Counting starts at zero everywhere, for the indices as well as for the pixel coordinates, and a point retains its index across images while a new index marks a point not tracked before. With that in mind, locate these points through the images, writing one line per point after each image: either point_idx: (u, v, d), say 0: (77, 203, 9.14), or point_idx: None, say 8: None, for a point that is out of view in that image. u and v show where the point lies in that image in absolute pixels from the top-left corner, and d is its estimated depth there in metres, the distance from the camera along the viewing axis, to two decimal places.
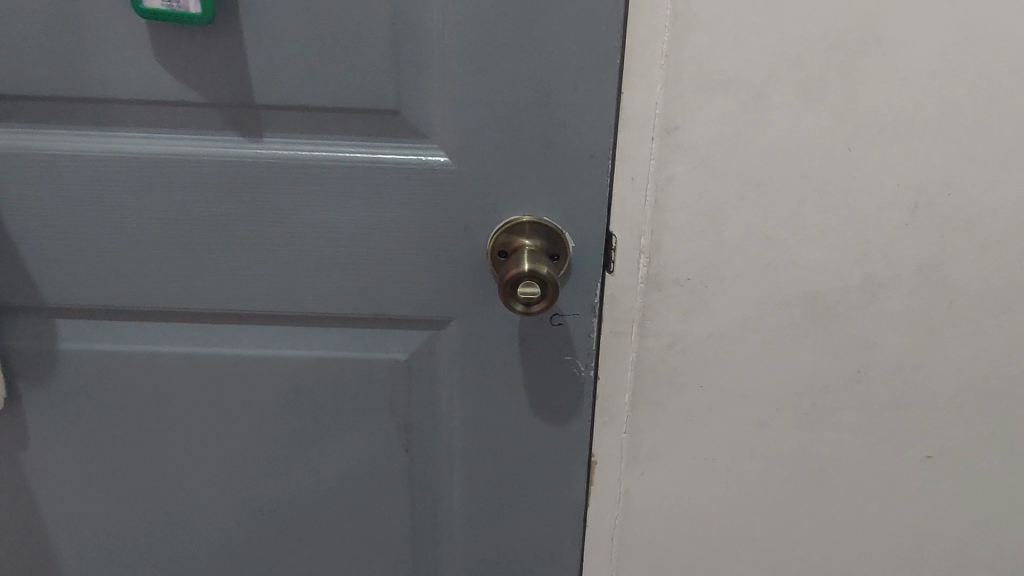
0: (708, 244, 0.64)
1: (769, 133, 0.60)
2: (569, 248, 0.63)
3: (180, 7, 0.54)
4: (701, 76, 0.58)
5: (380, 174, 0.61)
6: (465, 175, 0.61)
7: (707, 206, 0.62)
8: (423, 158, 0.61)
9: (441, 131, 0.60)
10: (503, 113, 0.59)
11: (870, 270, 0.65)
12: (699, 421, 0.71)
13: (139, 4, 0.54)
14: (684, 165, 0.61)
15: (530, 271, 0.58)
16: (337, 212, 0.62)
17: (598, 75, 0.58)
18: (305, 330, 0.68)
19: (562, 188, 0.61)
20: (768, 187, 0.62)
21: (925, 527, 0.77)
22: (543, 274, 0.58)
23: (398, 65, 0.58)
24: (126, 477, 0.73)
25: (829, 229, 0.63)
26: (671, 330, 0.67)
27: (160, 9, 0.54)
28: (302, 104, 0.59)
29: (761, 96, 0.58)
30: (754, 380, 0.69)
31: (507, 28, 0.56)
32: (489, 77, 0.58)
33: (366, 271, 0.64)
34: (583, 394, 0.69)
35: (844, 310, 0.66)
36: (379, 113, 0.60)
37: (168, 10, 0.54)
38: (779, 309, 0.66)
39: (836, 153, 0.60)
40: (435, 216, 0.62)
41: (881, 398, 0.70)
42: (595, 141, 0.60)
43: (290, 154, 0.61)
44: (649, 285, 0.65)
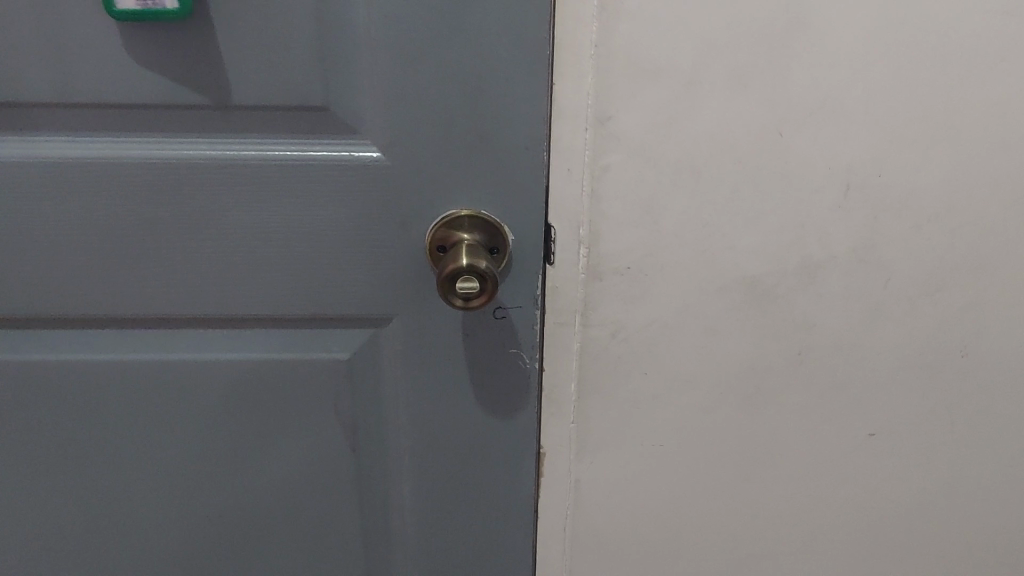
0: (646, 233, 0.64)
1: (702, 120, 0.60)
2: (509, 241, 0.63)
3: (156, 5, 0.53)
4: (631, 65, 0.58)
5: (314, 172, 0.60)
6: (399, 171, 0.60)
7: (643, 195, 0.62)
8: (355, 155, 0.60)
9: (373, 127, 0.59)
10: (436, 107, 0.58)
11: (807, 253, 0.65)
12: (645, 409, 0.71)
13: (112, 7, 0.53)
14: (618, 155, 0.61)
15: (468, 266, 0.58)
16: (271, 211, 0.61)
17: (530, 67, 0.57)
18: (244, 332, 0.67)
19: (499, 181, 0.61)
20: (703, 174, 0.62)
21: (872, 504, 0.77)
22: (481, 269, 0.58)
23: (326, 62, 0.57)
24: (67, 489, 0.72)
25: (765, 214, 0.64)
26: (613, 320, 0.67)
27: (136, 10, 0.54)
28: (230, 104, 0.58)
29: (692, 83, 0.59)
30: (697, 365, 0.70)
31: (435, 21, 0.56)
32: (420, 71, 0.57)
33: (304, 270, 0.64)
34: (529, 387, 0.69)
35: (783, 294, 0.67)
36: (309, 110, 0.59)
37: (144, 10, 0.54)
38: (720, 295, 0.67)
39: (768, 138, 0.61)
40: (371, 213, 0.62)
41: (823, 378, 0.71)
42: (530, 134, 0.60)
43: (220, 155, 0.60)
44: (590, 275, 0.65)
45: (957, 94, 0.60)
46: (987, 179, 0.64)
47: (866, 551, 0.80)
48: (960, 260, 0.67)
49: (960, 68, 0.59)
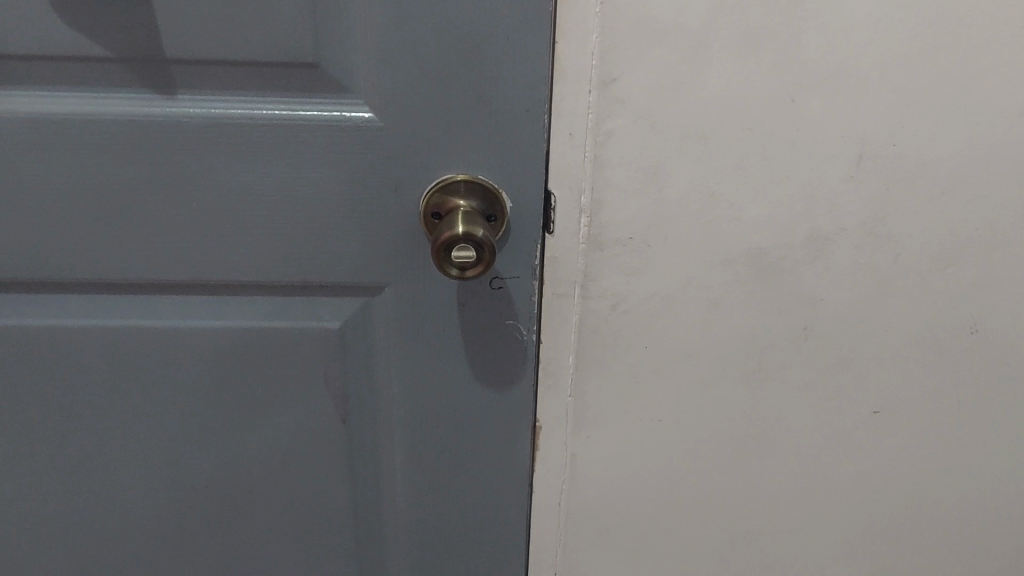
0: (650, 202, 0.61)
1: (710, 84, 0.57)
2: (507, 207, 0.60)
3: None
4: (638, 25, 0.55)
5: (304, 133, 0.57)
6: (393, 133, 0.58)
7: (647, 161, 0.60)
8: (347, 116, 0.57)
9: (367, 86, 0.56)
10: (433, 66, 0.56)
11: (816, 225, 0.63)
12: (645, 385, 0.69)
13: None
14: (623, 119, 0.58)
15: (465, 233, 0.56)
16: (260, 174, 0.59)
17: (532, 24, 0.54)
18: (231, 299, 0.64)
19: (497, 144, 0.58)
20: (710, 140, 0.59)
21: (874, 483, 0.76)
22: (479, 237, 0.56)
23: (318, 15, 0.54)
24: (49, 458, 0.70)
25: (773, 184, 0.61)
26: (613, 292, 0.65)
27: None
28: (214, 60, 0.55)
29: (701, 45, 0.56)
30: (700, 340, 0.67)
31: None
32: (417, 27, 0.54)
33: (294, 236, 0.61)
34: (526, 360, 0.67)
35: (789, 267, 0.65)
36: (298, 67, 0.56)
37: None
38: (724, 267, 0.64)
39: (779, 103, 0.58)
40: (364, 177, 0.59)
41: (829, 355, 0.69)
42: (530, 95, 0.57)
43: (205, 114, 0.57)
44: (590, 245, 0.63)
45: (977, 60, 0.58)
46: (1005, 149, 0.61)
47: (866, 531, 0.79)
48: (974, 234, 0.64)
49: (982, 33, 0.57)
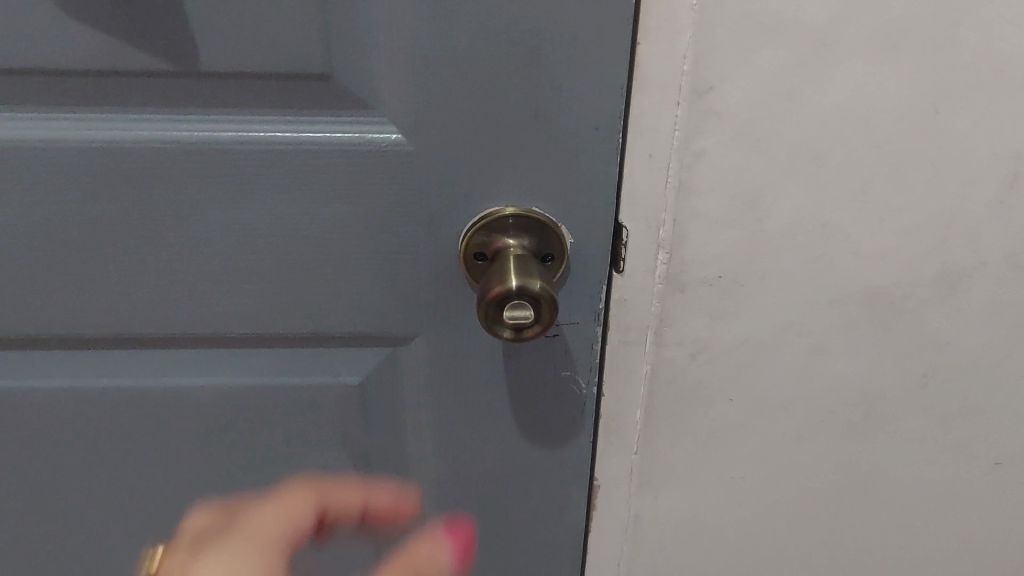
0: (746, 234, 0.49)
1: (831, 92, 0.45)
2: (565, 244, 0.48)
3: None
4: (746, 20, 0.42)
5: (310, 159, 0.45)
6: (426, 157, 0.45)
7: (745, 187, 0.47)
8: (367, 136, 0.45)
9: (391, 100, 0.44)
10: (478, 75, 0.43)
11: (950, 258, 0.51)
12: (725, 439, 0.57)
13: None
14: (718, 137, 0.46)
15: (520, 288, 0.44)
16: (258, 209, 0.47)
17: (609, 20, 0.41)
18: (227, 353, 0.53)
19: (556, 168, 0.46)
20: (826, 161, 0.47)
21: (989, 538, 0.64)
22: (538, 292, 0.44)
23: (328, 11, 0.41)
24: (23, 525, 0.60)
25: (900, 211, 0.49)
26: (694, 338, 0.53)
27: None
28: (193, 70, 0.43)
29: (825, 44, 0.43)
30: (795, 389, 0.55)
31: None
32: (458, 26, 0.41)
33: (301, 281, 0.49)
34: (584, 417, 0.55)
35: (912, 307, 0.52)
36: (303, 78, 0.43)
37: None
38: (832, 309, 0.52)
39: (918, 115, 0.46)
40: (390, 211, 0.47)
41: (949, 404, 0.57)
42: (602, 109, 0.44)
43: (184, 136, 0.44)
44: (669, 286, 0.51)
45: None
46: None
47: None
48: None
49: None
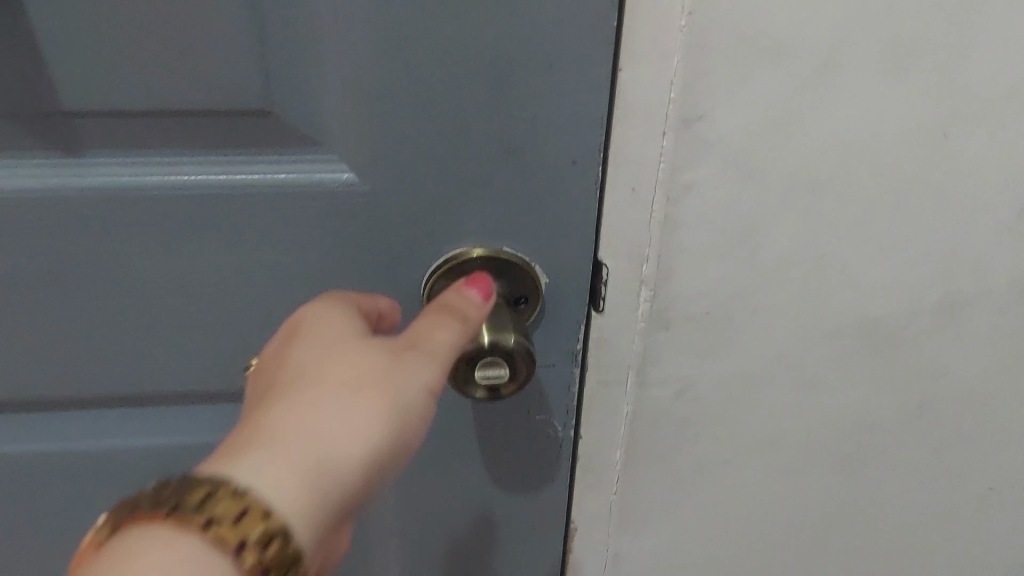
0: (737, 268, 0.45)
1: (833, 119, 0.40)
2: (539, 285, 0.44)
3: None
4: (741, 44, 0.37)
5: (248, 204, 0.40)
6: (382, 200, 0.40)
7: (736, 219, 0.43)
8: (314, 177, 0.39)
9: (341, 137, 0.38)
10: (440, 108, 0.38)
11: (953, 286, 0.47)
12: (710, 476, 0.54)
13: None
14: (708, 168, 0.41)
15: (493, 344, 0.39)
16: (193, 259, 0.41)
17: (589, 45, 0.37)
18: (168, 407, 0.48)
19: (527, 206, 0.41)
20: (825, 191, 0.43)
21: (979, 560, 0.61)
22: (514, 348, 0.39)
23: (266, 40, 0.36)
24: None
25: (901, 240, 0.45)
26: (680, 376, 0.49)
27: None
28: (112, 111, 0.37)
29: (828, 66, 0.39)
30: (784, 424, 0.52)
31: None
32: (416, 56, 0.36)
33: (245, 333, 0.44)
34: (560, 459, 0.51)
35: (911, 338, 0.49)
36: (240, 115, 0.38)
37: None
38: (827, 342, 0.48)
39: (924, 140, 0.42)
40: (342, 259, 0.42)
41: (944, 431, 0.53)
42: (580, 141, 0.39)
43: (104, 183, 0.39)
44: (653, 323, 0.47)
45: None
46: None
47: None
48: None
49: None
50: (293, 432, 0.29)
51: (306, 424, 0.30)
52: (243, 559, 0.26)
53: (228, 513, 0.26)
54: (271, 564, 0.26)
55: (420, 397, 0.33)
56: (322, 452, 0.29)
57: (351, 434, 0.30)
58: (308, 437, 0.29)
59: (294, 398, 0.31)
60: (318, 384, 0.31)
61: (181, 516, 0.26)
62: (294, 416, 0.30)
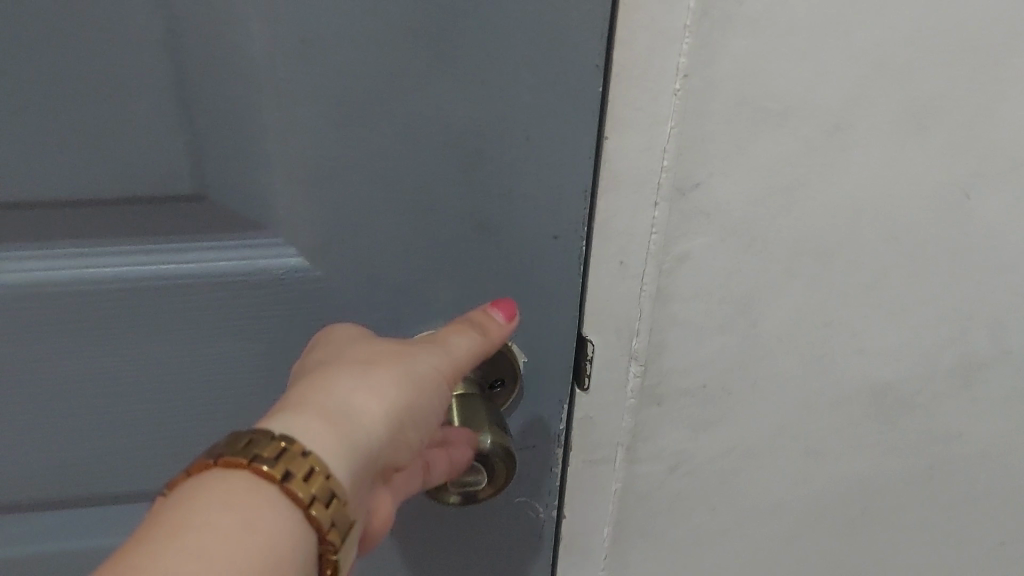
0: (736, 341, 0.41)
1: (843, 183, 0.36)
2: (516, 366, 0.39)
3: None
4: (743, 105, 0.33)
5: (178, 297, 0.35)
6: (336, 286, 0.35)
7: (736, 291, 0.39)
8: (256, 264, 0.34)
9: (286, 221, 0.33)
10: (400, 188, 0.33)
11: (968, 350, 0.43)
12: (705, 548, 0.49)
13: None
14: (705, 239, 0.37)
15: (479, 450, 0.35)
16: (121, 354, 0.36)
17: (573, 114, 0.32)
18: (93, 514, 0.42)
19: (501, 292, 0.36)
20: (833, 258, 0.38)
21: None
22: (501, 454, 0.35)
23: (194, 117, 0.31)
24: None
25: (915, 305, 0.41)
26: (672, 452, 0.44)
27: None
28: (12, 201, 0.32)
29: (840, 128, 0.34)
30: (785, 493, 0.47)
31: (402, 44, 0.29)
32: (372, 132, 0.31)
33: (184, 431, 0.39)
34: (541, 542, 0.46)
35: (921, 402, 0.45)
36: (164, 198, 0.32)
37: None
38: (831, 410, 0.44)
39: (943, 203, 0.37)
40: (292, 349, 0.37)
41: (953, 495, 0.49)
42: (562, 219, 0.34)
43: (11, 279, 0.34)
44: (643, 399, 0.42)
45: None
46: None
47: None
48: None
49: None
50: (316, 399, 0.28)
51: (329, 389, 0.29)
52: (291, 491, 0.25)
53: (272, 452, 0.25)
54: (318, 496, 0.25)
55: (433, 378, 0.31)
56: (347, 412, 0.28)
57: (374, 395, 0.29)
58: (332, 399, 0.28)
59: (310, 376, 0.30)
60: (338, 360, 0.30)
61: (226, 461, 0.25)
62: (315, 386, 0.29)
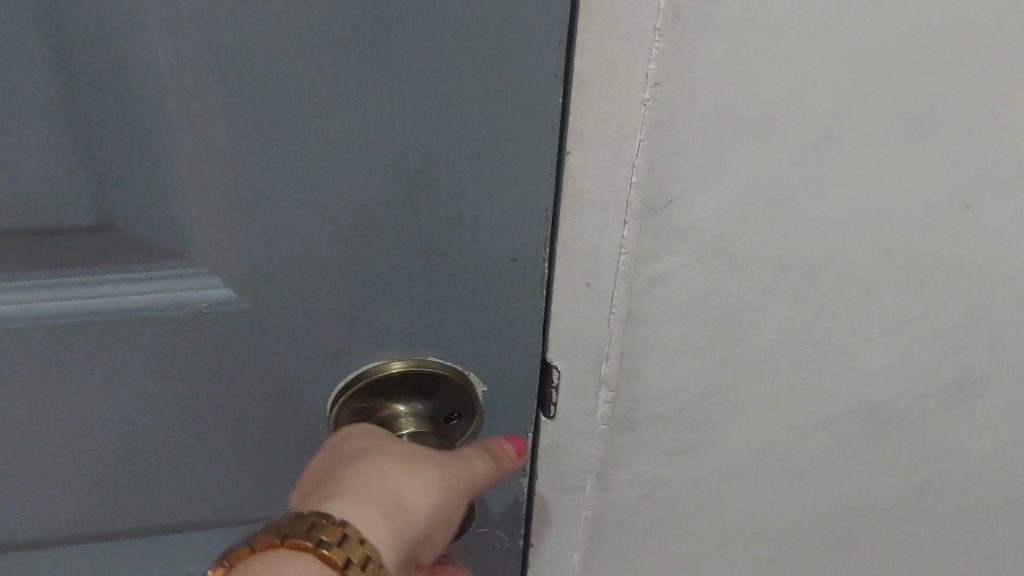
0: (715, 363, 0.37)
1: (832, 196, 0.32)
2: (475, 396, 0.34)
3: None
4: (720, 114, 0.29)
5: (90, 333, 0.31)
6: (270, 322, 0.31)
7: (714, 312, 0.35)
8: (174, 299, 0.30)
9: (211, 253, 0.29)
10: (334, 221, 0.29)
11: (965, 364, 0.40)
12: (685, 570, 0.46)
13: None
14: (680, 259, 0.33)
15: None
16: (33, 395, 0.33)
17: (530, 134, 0.28)
18: (22, 557, 0.39)
19: (455, 326, 0.32)
20: (821, 275, 0.35)
21: None
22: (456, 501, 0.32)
23: (94, 139, 0.27)
24: None
25: (910, 321, 0.37)
26: (648, 478, 0.41)
27: None
28: None
29: (829, 136, 0.31)
30: (769, 514, 0.44)
31: (327, 61, 0.25)
32: (299, 160, 0.27)
33: (112, 471, 0.35)
34: (508, 569, 0.43)
35: (915, 420, 0.42)
36: (69, 230, 0.29)
37: None
38: (819, 431, 0.41)
39: (942, 215, 0.34)
40: (225, 387, 0.33)
41: (947, 508, 0.46)
42: (521, 247, 0.31)
43: None
44: (615, 425, 0.39)
45: None
46: None
47: None
48: None
49: None
50: (366, 487, 0.28)
51: (381, 476, 0.28)
52: None
53: (333, 537, 0.25)
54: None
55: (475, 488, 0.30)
56: (398, 505, 0.28)
57: (420, 490, 0.28)
58: (386, 487, 0.28)
59: (355, 459, 0.29)
60: (385, 441, 0.30)
61: (293, 543, 0.25)
62: (361, 471, 0.28)
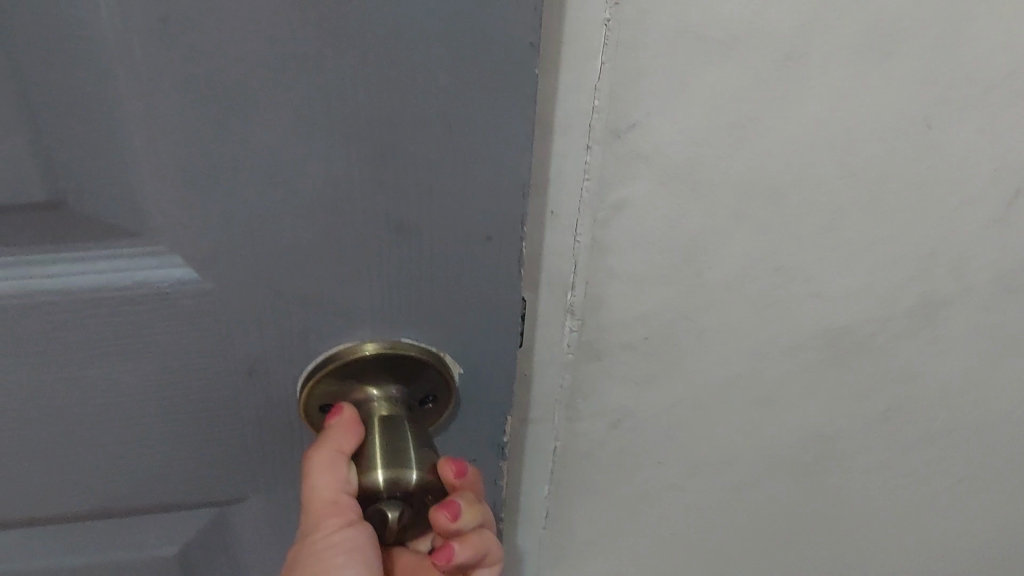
0: (681, 289, 0.37)
1: (795, 116, 0.32)
2: (452, 377, 0.31)
3: None
4: (684, 35, 0.29)
5: (43, 316, 0.29)
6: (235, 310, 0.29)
7: (681, 238, 0.35)
8: (133, 275, 0.28)
9: (160, 237, 0.27)
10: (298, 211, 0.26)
11: (930, 288, 0.40)
12: (655, 502, 0.47)
13: None
14: (645, 185, 0.33)
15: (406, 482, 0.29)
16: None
17: (512, 102, 0.25)
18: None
19: (428, 299, 0.29)
20: (785, 198, 0.35)
21: (943, 552, 0.56)
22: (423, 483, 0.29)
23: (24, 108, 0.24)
24: None
25: (875, 244, 0.37)
26: (617, 407, 0.42)
27: None
28: None
29: (793, 56, 0.30)
30: (737, 443, 0.45)
31: (282, 20, 0.23)
32: (255, 136, 0.24)
33: (66, 459, 0.33)
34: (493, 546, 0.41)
35: (879, 343, 0.42)
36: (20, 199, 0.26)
37: None
38: (784, 358, 0.41)
39: (904, 134, 0.34)
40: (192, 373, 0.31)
41: (912, 430, 0.47)
42: (501, 221, 0.28)
43: None
44: (583, 355, 0.39)
45: None
46: None
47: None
48: None
49: None
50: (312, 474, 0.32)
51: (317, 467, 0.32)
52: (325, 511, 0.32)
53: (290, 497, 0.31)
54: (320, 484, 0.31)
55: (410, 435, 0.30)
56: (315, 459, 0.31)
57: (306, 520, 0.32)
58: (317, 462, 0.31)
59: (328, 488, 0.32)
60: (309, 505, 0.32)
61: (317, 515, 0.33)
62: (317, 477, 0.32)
